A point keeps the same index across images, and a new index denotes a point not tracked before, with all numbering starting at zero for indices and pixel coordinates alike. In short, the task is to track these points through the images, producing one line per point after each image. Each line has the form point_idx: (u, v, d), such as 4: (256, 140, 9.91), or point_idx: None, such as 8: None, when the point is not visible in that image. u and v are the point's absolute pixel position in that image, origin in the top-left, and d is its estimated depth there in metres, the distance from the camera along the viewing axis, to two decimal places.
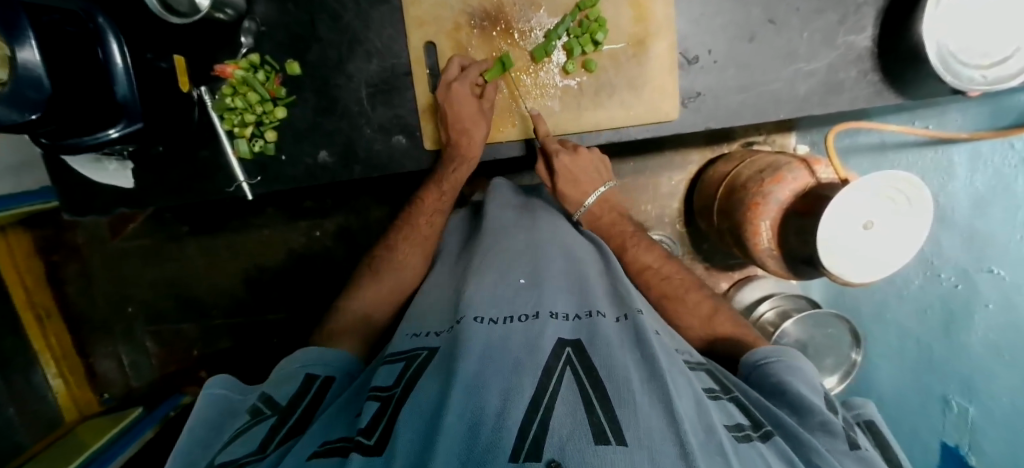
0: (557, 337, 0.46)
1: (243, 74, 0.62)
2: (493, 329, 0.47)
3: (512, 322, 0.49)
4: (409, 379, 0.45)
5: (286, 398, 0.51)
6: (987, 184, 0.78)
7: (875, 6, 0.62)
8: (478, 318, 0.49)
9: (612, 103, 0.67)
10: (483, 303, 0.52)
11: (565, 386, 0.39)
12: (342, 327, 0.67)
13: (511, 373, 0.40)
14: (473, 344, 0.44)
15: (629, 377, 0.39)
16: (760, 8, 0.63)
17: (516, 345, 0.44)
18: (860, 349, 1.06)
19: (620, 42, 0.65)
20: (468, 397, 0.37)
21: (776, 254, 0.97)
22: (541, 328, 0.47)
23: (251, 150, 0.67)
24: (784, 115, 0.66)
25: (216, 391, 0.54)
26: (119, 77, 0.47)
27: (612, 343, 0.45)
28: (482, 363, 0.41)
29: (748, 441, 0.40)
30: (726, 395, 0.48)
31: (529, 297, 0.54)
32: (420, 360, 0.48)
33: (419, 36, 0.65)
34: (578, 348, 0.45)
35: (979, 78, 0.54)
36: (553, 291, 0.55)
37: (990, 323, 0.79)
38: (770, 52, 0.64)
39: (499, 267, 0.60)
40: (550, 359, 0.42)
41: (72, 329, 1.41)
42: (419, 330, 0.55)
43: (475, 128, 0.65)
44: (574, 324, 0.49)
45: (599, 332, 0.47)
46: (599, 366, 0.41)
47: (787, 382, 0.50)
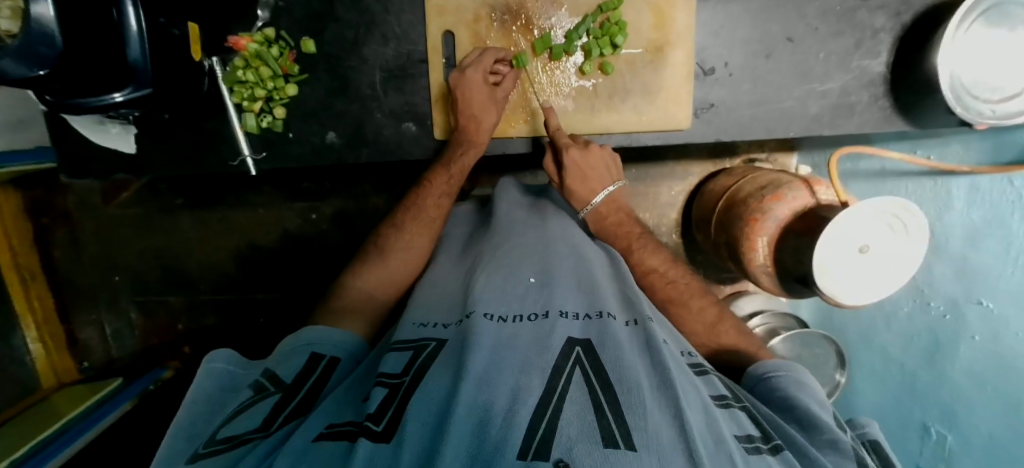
0: (567, 335, 0.46)
1: (256, 47, 0.62)
2: (503, 328, 0.47)
3: (521, 321, 0.49)
4: (418, 369, 0.45)
5: (291, 375, 0.50)
6: (983, 217, 0.80)
7: (891, 33, 0.62)
8: (488, 315, 0.49)
9: (624, 108, 0.67)
10: (491, 300, 0.52)
11: (574, 386, 0.39)
12: (347, 306, 0.66)
13: (520, 373, 0.40)
14: (483, 342, 0.44)
15: (640, 382, 0.39)
16: (780, 25, 0.63)
17: (525, 344, 0.45)
18: (843, 370, 1.07)
19: (639, 47, 0.65)
20: (479, 392, 0.37)
21: (771, 272, 0.98)
22: (550, 327, 0.47)
23: (258, 125, 0.66)
24: (794, 133, 0.66)
25: (216, 365, 0.53)
26: (132, 41, 0.46)
27: (622, 346, 0.45)
28: (494, 363, 0.41)
29: (758, 453, 0.40)
30: (737, 403, 0.48)
31: (540, 295, 0.54)
32: (428, 350, 0.48)
33: (438, 25, 0.65)
34: (587, 348, 0.44)
35: (988, 112, 0.54)
36: (563, 291, 0.55)
37: (973, 354, 0.82)
38: (786, 70, 0.64)
39: (509, 263, 0.60)
40: (560, 359, 0.42)
41: (56, 294, 1.38)
42: (426, 320, 0.55)
43: (485, 114, 0.65)
44: (584, 324, 0.49)
45: (610, 334, 0.46)
46: (610, 368, 0.41)
47: (796, 397, 0.52)
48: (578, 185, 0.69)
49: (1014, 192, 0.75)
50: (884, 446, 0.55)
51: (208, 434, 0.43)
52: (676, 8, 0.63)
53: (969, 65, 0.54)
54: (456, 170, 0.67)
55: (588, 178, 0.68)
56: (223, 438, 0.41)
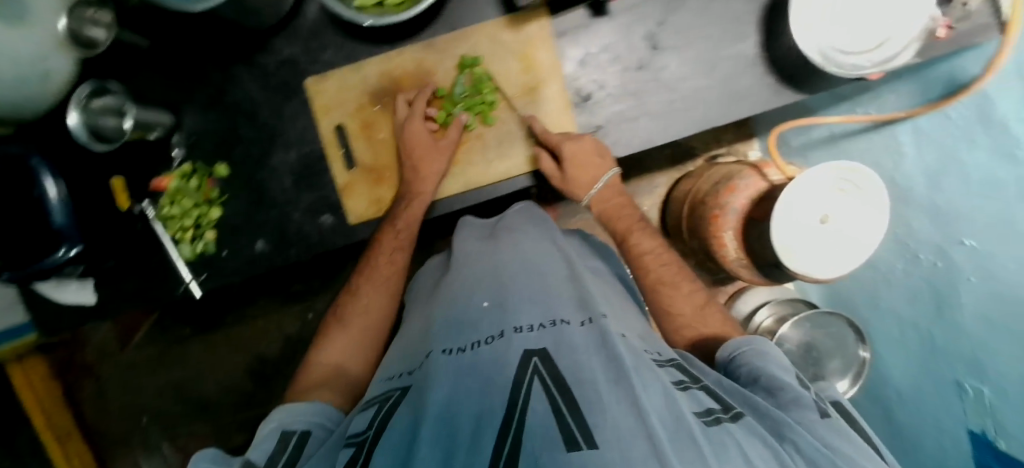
0: (523, 348, 0.45)
1: (177, 183, 0.64)
2: (461, 359, 0.46)
3: (478, 347, 0.47)
4: (383, 417, 0.44)
5: (264, 457, 0.46)
6: (935, 157, 0.76)
7: (754, 14, 0.59)
8: (446, 350, 0.49)
9: (514, 151, 0.62)
10: (450, 333, 0.51)
11: (534, 398, 0.39)
12: (313, 379, 0.60)
13: (481, 396, 0.41)
14: (441, 379, 0.43)
15: (596, 380, 0.40)
16: (643, 32, 0.59)
17: (483, 366, 0.44)
18: (866, 344, 0.96)
19: (513, 92, 0.61)
20: (442, 428, 0.38)
21: (747, 264, 0.95)
22: (506, 346, 0.46)
23: (194, 251, 0.66)
24: (689, 132, 0.62)
25: (200, 465, 0.49)
26: (55, 207, 0.51)
27: (577, 349, 0.45)
28: (452, 391, 0.41)
29: (717, 423, 0.39)
30: (696, 383, 0.46)
31: (492, 315, 0.52)
32: (392, 399, 0.47)
33: (328, 122, 0.62)
34: (544, 356, 0.44)
35: (866, 63, 0.54)
36: (517, 304, 0.53)
37: (976, 299, 0.75)
38: (666, 75, 0.60)
39: (461, 294, 0.58)
40: (517, 372, 0.42)
41: (93, 447, 1.41)
42: (393, 372, 0.54)
43: (431, 160, 0.59)
44: (538, 334, 0.48)
45: (564, 339, 0.46)
46: (568, 370, 0.41)
47: (759, 367, 0.50)
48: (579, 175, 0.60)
49: (953, 125, 0.72)
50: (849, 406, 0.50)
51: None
52: (538, 48, 0.60)
53: (825, 27, 0.55)
54: (405, 230, 0.61)
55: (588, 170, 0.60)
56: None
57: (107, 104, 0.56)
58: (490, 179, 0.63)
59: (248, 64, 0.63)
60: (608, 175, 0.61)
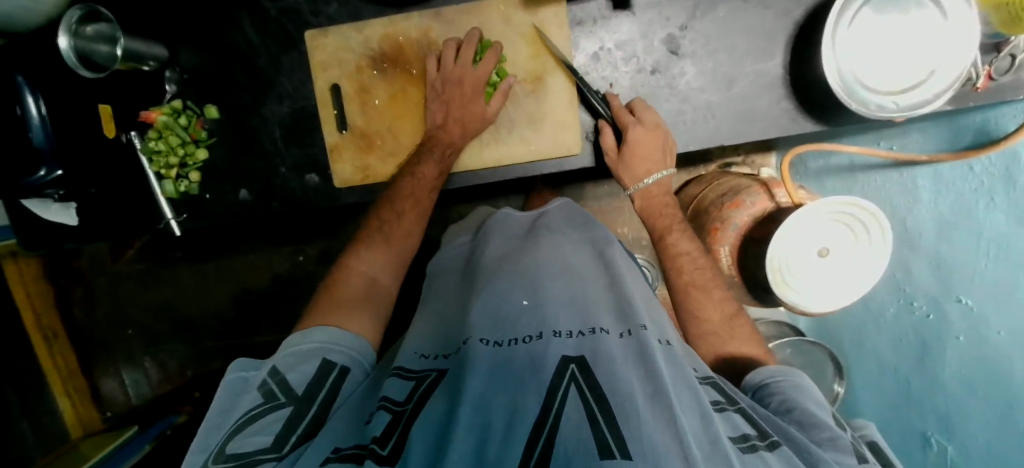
0: (561, 353, 0.40)
1: (165, 119, 0.61)
2: (497, 352, 0.42)
3: (516, 344, 0.43)
4: (421, 394, 0.42)
5: (304, 384, 0.45)
6: (951, 208, 0.73)
7: (785, 32, 0.55)
8: (485, 339, 0.44)
9: (511, 139, 0.60)
10: (487, 321, 0.47)
11: (569, 407, 0.34)
12: (342, 299, 0.55)
13: (515, 392, 0.37)
14: (476, 373, 0.39)
15: (633, 393, 0.35)
16: (664, 35, 0.56)
17: (520, 366, 0.40)
18: (841, 377, 0.94)
19: (517, 77, 0.58)
20: (480, 416, 0.35)
21: (738, 281, 0.88)
22: (543, 347, 0.41)
23: (177, 189, 0.65)
24: (694, 147, 0.59)
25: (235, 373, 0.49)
26: (35, 127, 0.50)
27: (616, 359, 0.39)
28: (489, 381, 0.38)
29: (754, 451, 0.35)
30: (732, 404, 0.42)
31: (532, 314, 0.46)
32: (429, 380, 0.44)
33: (324, 80, 0.60)
34: (584, 364, 0.39)
35: (890, 105, 0.51)
36: (558, 306, 0.47)
37: (960, 358, 0.73)
38: (681, 83, 0.57)
39: (500, 283, 0.52)
40: (552, 379, 0.37)
41: (79, 348, 1.31)
42: (427, 348, 0.51)
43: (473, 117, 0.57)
44: (577, 341, 0.42)
45: (604, 347, 0.41)
46: (614, 377, 0.37)
47: (791, 400, 0.46)
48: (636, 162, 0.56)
49: (976, 179, 0.68)
50: (884, 445, 0.49)
51: (216, 444, 0.40)
52: (550, 34, 0.56)
53: (857, 56, 0.51)
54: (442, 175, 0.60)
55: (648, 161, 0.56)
56: (230, 455, 0.38)
57: (101, 31, 0.55)
58: (493, 164, 0.61)
59: (250, 10, 0.61)
60: (660, 174, 0.57)
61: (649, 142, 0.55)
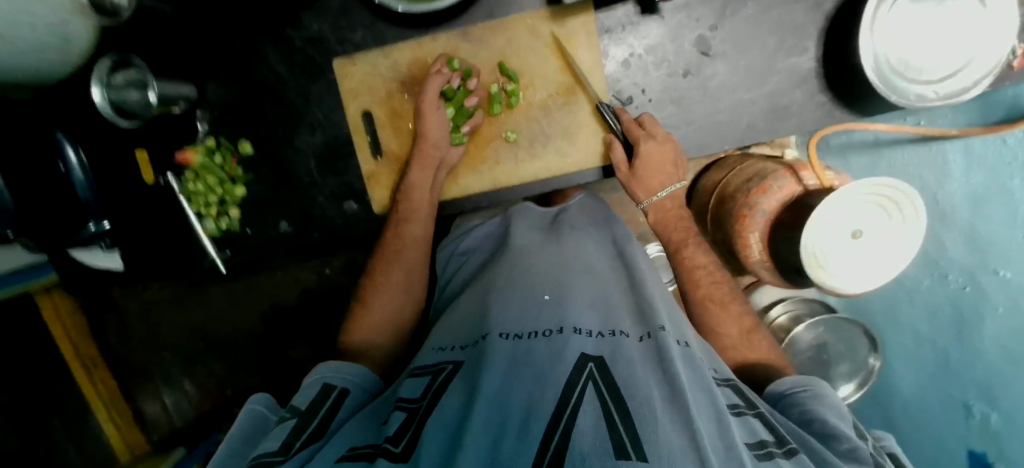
0: (580, 350, 0.39)
1: (201, 159, 0.63)
2: (517, 347, 0.41)
3: (535, 338, 0.42)
4: (437, 389, 0.41)
5: (307, 400, 0.45)
6: (984, 183, 0.73)
7: (817, 25, 0.55)
8: (505, 334, 0.43)
9: (547, 153, 0.59)
10: (510, 317, 0.46)
11: (586, 401, 0.33)
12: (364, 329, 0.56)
13: (534, 384, 0.35)
14: (495, 365, 0.38)
15: (650, 394, 0.34)
16: (694, 37, 0.56)
17: (540, 357, 0.39)
18: (878, 353, 0.91)
19: (548, 91, 0.58)
20: (494, 412, 0.33)
21: (770, 265, 0.88)
22: (563, 341, 0.40)
23: (218, 226, 0.66)
24: (729, 147, 0.59)
25: (254, 407, 0.49)
26: (79, 181, 0.51)
27: (634, 362, 0.38)
28: (507, 375, 0.37)
29: (770, 459, 0.34)
30: (750, 409, 0.42)
31: (553, 310, 0.45)
32: (445, 374, 0.43)
33: (355, 108, 0.61)
34: (602, 364, 0.37)
35: (930, 93, 0.50)
36: (579, 307, 0.46)
37: (999, 330, 0.74)
38: (714, 83, 0.57)
39: (520, 285, 0.51)
40: (570, 373, 0.36)
41: (118, 375, 1.33)
42: (447, 343, 0.50)
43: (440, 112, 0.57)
44: (596, 342, 0.41)
45: (622, 350, 0.40)
46: (634, 376, 0.36)
47: (814, 409, 0.46)
48: (648, 173, 0.55)
49: (1010, 153, 0.68)
50: (905, 459, 0.47)
51: None
52: (580, 43, 0.56)
53: (894, 47, 0.51)
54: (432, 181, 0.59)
55: (660, 170, 0.55)
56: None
57: (131, 76, 0.54)
58: (523, 180, 0.60)
59: (277, 42, 0.61)
60: (676, 185, 0.55)
61: (661, 151, 0.54)
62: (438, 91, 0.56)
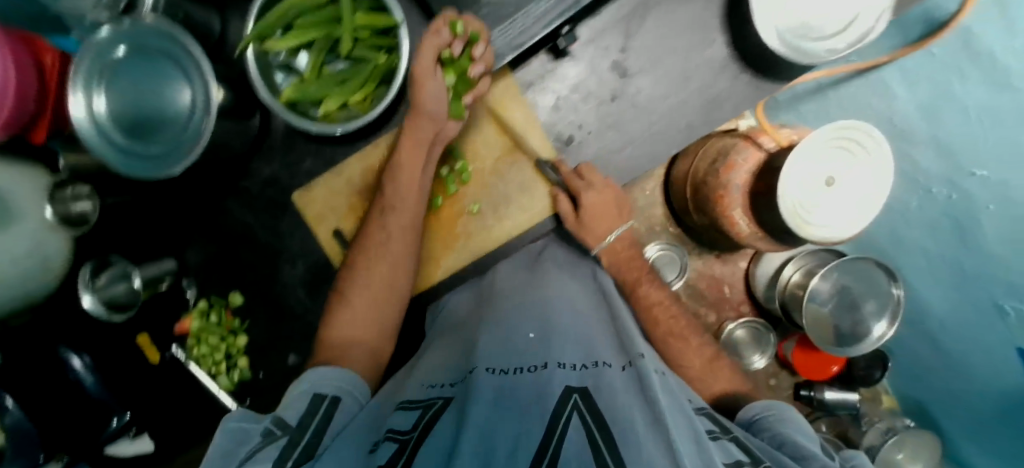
0: (564, 383, 0.39)
1: (197, 323, 0.65)
2: (505, 382, 0.40)
3: (522, 373, 0.42)
4: (429, 420, 0.39)
5: (297, 416, 0.40)
6: (930, 94, 0.75)
7: (716, 17, 0.58)
8: (491, 368, 0.43)
9: (513, 211, 0.61)
10: (499, 354, 0.45)
11: (572, 431, 0.32)
12: (345, 340, 0.52)
13: (521, 418, 0.35)
14: (483, 398, 0.38)
15: (631, 421, 0.34)
16: (609, 63, 0.58)
17: (527, 392, 0.38)
18: (898, 282, 0.85)
19: (494, 155, 0.60)
20: (484, 443, 0.33)
21: (762, 235, 0.87)
22: (548, 376, 0.40)
23: (232, 380, 0.67)
24: (677, 150, 0.61)
25: (234, 424, 0.40)
26: (88, 380, 0.56)
27: (616, 389, 0.38)
28: (495, 406, 0.37)
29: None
30: (726, 434, 0.41)
31: (539, 347, 0.45)
32: (436, 408, 0.41)
33: (325, 229, 0.62)
34: (586, 393, 0.37)
35: (840, 44, 0.53)
36: (564, 341, 0.46)
37: (998, 224, 0.74)
38: (642, 98, 0.59)
39: (505, 322, 0.51)
40: (557, 406, 0.35)
41: None
42: (433, 379, 0.48)
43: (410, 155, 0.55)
44: (580, 373, 0.41)
45: (604, 380, 0.39)
46: (616, 406, 0.35)
47: (783, 434, 0.43)
48: (593, 222, 0.58)
49: (940, 62, 0.70)
50: None
51: None
52: (509, 104, 0.59)
53: (792, 16, 0.54)
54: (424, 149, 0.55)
55: (603, 218, 0.58)
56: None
57: (111, 270, 0.58)
58: (500, 242, 0.62)
59: (238, 195, 0.64)
60: (622, 226, 0.60)
61: (601, 201, 0.57)
62: (433, 58, 0.49)
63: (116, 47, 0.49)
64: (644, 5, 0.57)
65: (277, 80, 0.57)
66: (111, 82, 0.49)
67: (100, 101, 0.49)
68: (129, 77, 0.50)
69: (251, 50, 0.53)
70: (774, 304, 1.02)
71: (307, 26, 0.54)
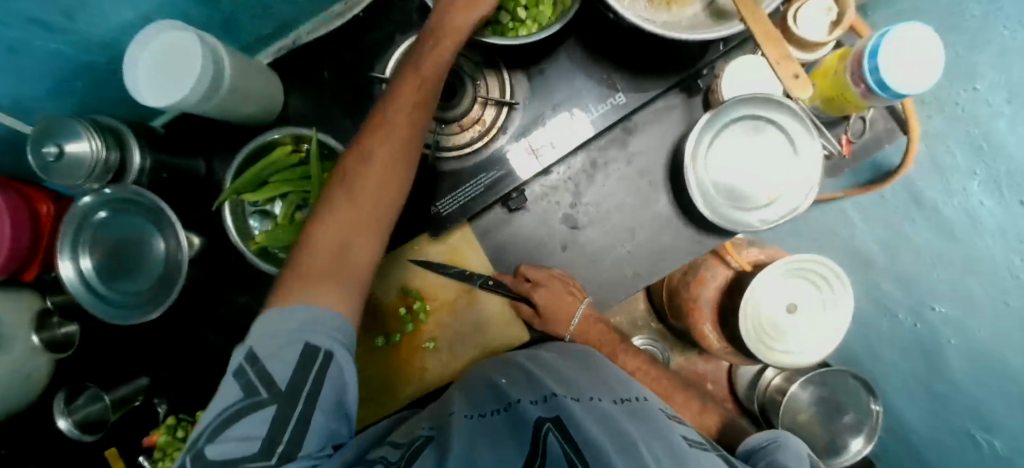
0: (536, 416, 0.41)
1: (164, 436, 0.64)
2: (478, 423, 0.43)
3: (493, 417, 0.44)
4: (413, 454, 0.38)
5: (288, 374, 0.35)
6: (885, 231, 0.78)
7: (661, 178, 0.62)
8: (469, 414, 0.45)
9: (467, 349, 0.64)
10: (469, 402, 0.48)
11: (548, 459, 0.35)
12: (313, 268, 0.42)
13: (498, 449, 0.37)
14: (458, 438, 0.39)
15: (601, 443, 0.36)
16: (560, 216, 0.63)
17: (501, 432, 0.41)
18: (877, 397, 0.82)
19: (450, 296, 0.64)
20: (466, 465, 0.34)
21: (731, 350, 0.90)
22: (520, 414, 0.42)
23: None
24: (627, 296, 0.64)
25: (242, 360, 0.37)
26: None
27: (585, 417, 0.40)
28: (471, 440, 0.39)
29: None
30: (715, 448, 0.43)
31: (508, 391, 0.48)
32: (421, 442, 0.41)
33: None
34: (558, 421, 0.39)
35: (772, 214, 0.56)
36: (536, 382, 0.49)
37: (962, 358, 0.73)
38: (591, 248, 0.63)
39: (481, 378, 0.54)
40: (531, 438, 0.38)
41: None
42: (429, 423, 0.45)
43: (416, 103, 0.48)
44: (549, 407, 0.43)
45: (569, 408, 0.42)
46: (588, 433, 0.37)
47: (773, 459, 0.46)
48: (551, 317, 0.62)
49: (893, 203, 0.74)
50: None
51: (191, 448, 0.32)
52: (467, 252, 0.63)
53: (724, 185, 0.57)
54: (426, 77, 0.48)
55: (558, 314, 0.61)
56: (211, 462, 0.31)
57: (85, 391, 0.62)
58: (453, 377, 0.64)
59: (213, 320, 0.68)
60: (581, 310, 0.61)
61: (556, 294, 0.60)
62: None
63: (97, 211, 0.54)
64: (592, 165, 0.63)
65: (250, 226, 0.63)
66: (95, 242, 0.54)
67: (86, 260, 0.54)
68: (108, 234, 0.55)
69: (227, 204, 0.60)
70: (753, 405, 0.99)
71: (279, 182, 0.60)
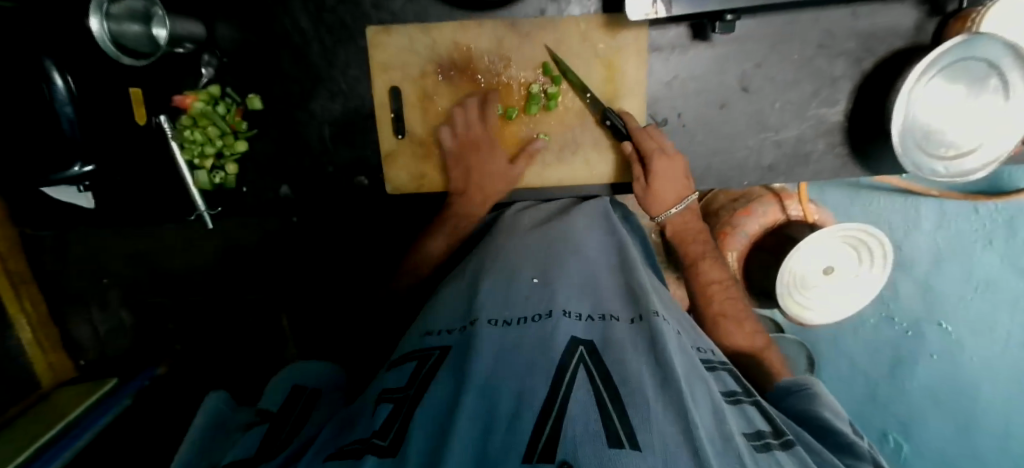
0: (570, 335, 0.35)
1: (202, 107, 0.55)
2: (508, 332, 0.35)
3: (526, 322, 0.37)
4: (426, 374, 0.34)
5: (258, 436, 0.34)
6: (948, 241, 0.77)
7: (852, 80, 0.57)
8: (492, 319, 0.37)
9: (573, 160, 0.59)
10: (498, 299, 0.39)
11: (577, 393, 0.29)
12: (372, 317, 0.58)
13: (524, 373, 0.31)
14: (483, 350, 0.33)
15: (642, 382, 0.30)
16: (738, 70, 0.56)
17: (533, 338, 0.34)
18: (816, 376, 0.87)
19: (588, 100, 0.57)
20: (485, 401, 0.29)
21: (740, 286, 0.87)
22: (552, 326, 0.35)
23: (211, 181, 0.60)
24: (748, 183, 0.60)
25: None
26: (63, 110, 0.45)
27: (625, 346, 0.34)
28: (495, 362, 0.32)
29: (767, 450, 0.32)
30: (748, 396, 0.39)
31: (541, 293, 0.40)
32: (434, 359, 0.36)
33: (383, 81, 0.58)
34: (593, 349, 0.33)
35: (941, 169, 0.53)
36: (574, 287, 0.41)
37: (930, 375, 0.80)
38: (746, 116, 0.58)
39: (506, 259, 0.46)
40: (563, 360, 0.32)
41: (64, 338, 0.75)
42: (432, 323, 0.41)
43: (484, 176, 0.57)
44: (587, 325, 0.37)
45: (613, 335, 0.35)
46: (626, 367, 0.31)
47: (812, 407, 0.45)
48: (665, 189, 0.55)
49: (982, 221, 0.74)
50: None
51: None
52: (627, 60, 0.55)
53: (920, 123, 0.53)
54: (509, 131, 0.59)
55: (667, 190, 0.55)
56: None
57: (131, 6, 0.47)
58: (548, 184, 0.60)
59: None
60: (690, 197, 0.56)
61: (671, 173, 0.55)
62: None
63: None
64: (802, 29, 0.55)
65: None
66: None
67: None
68: None
69: None
70: None
71: None
